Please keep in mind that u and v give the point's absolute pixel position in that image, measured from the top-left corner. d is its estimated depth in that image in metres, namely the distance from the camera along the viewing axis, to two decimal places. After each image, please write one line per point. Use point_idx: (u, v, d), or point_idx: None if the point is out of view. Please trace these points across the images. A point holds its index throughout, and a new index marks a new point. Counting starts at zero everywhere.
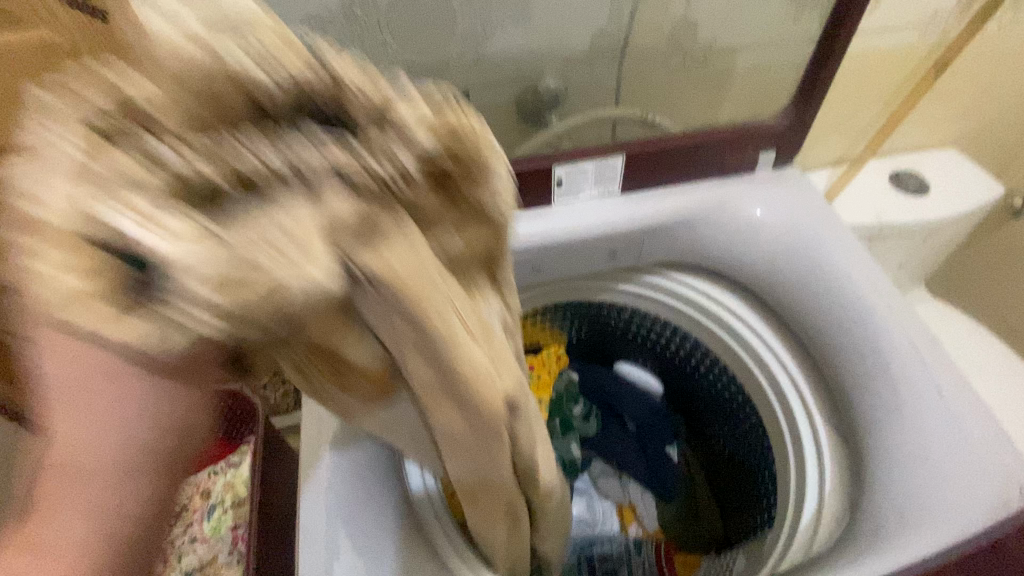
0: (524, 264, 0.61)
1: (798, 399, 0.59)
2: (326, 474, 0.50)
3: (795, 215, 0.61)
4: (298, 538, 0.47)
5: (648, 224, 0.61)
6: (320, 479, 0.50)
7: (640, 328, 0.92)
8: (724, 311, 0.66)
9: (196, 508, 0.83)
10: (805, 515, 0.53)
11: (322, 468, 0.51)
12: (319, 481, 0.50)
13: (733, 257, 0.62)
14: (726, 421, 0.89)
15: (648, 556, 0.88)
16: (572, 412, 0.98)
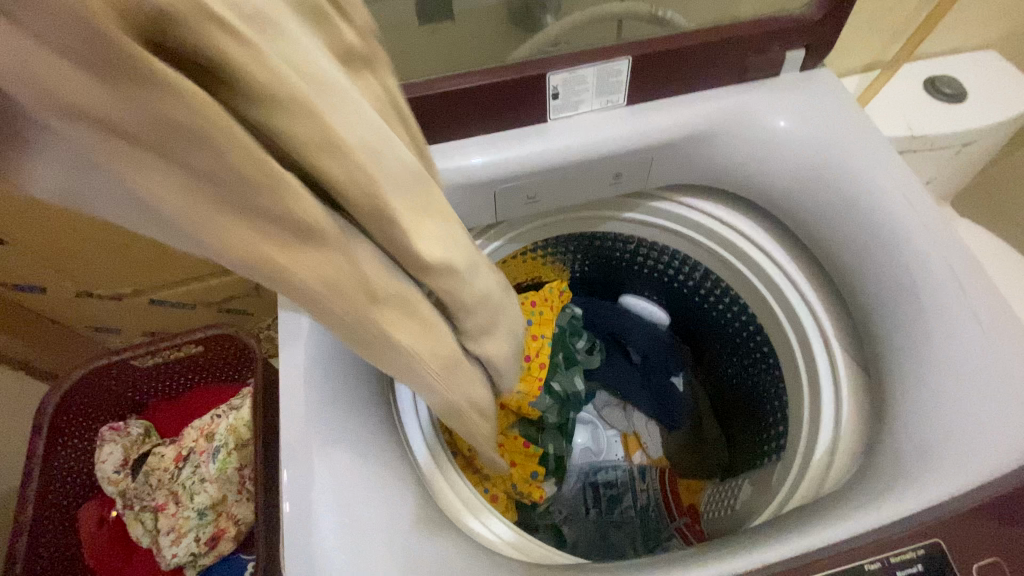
0: (518, 191, 0.55)
1: (817, 329, 0.55)
2: (310, 382, 0.43)
3: (824, 124, 0.54)
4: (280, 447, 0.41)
5: (656, 141, 0.54)
6: (302, 388, 0.43)
7: (647, 258, 0.88)
8: (739, 238, 0.61)
9: (202, 450, 0.83)
10: (818, 449, 0.51)
11: (303, 376, 0.43)
12: (300, 389, 0.43)
13: (752, 177, 0.56)
14: (734, 351, 0.87)
15: (653, 484, 0.91)
16: (576, 345, 0.94)
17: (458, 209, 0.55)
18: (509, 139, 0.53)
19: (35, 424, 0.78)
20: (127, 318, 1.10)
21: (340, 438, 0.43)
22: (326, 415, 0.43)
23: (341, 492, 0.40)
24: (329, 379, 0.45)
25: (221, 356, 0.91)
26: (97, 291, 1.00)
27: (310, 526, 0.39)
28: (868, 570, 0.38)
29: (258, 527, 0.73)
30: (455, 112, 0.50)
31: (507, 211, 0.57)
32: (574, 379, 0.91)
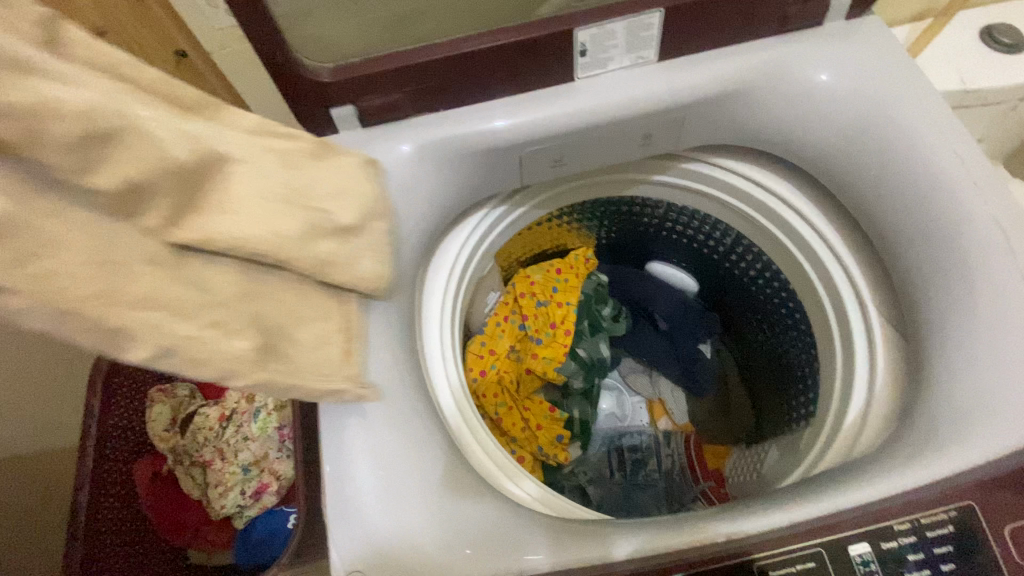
0: (545, 154, 0.54)
1: (851, 292, 0.54)
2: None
3: (868, 77, 0.50)
4: (322, 393, 0.43)
5: (687, 100, 0.52)
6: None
7: (675, 224, 0.86)
8: (773, 200, 0.59)
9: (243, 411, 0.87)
10: (849, 415, 0.51)
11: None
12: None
13: (789, 137, 0.53)
14: (763, 317, 0.85)
15: (678, 449, 0.92)
16: (601, 312, 0.94)
17: (482, 174, 0.54)
18: (535, 100, 0.51)
19: (91, 385, 0.83)
20: None
21: (382, 382, 0.44)
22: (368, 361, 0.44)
23: (377, 436, 0.42)
24: (372, 326, 0.46)
25: None
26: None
27: (352, 465, 0.41)
28: (896, 530, 0.40)
29: (298, 483, 0.77)
30: (481, 73, 0.49)
31: (532, 175, 0.57)
32: (599, 345, 0.92)
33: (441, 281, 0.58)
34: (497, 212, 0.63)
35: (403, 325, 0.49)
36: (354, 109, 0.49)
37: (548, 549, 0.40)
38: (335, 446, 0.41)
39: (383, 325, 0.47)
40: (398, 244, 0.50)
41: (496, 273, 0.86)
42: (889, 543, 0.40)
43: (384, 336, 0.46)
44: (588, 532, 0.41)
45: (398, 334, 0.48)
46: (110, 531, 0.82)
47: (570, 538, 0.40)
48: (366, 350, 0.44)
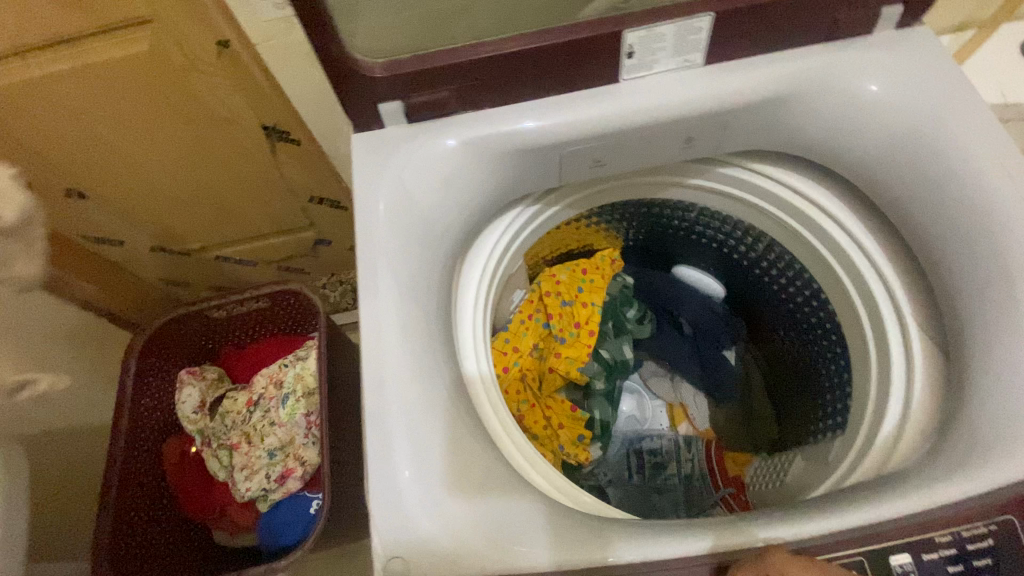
0: (585, 155, 0.54)
1: (889, 302, 0.53)
2: (395, 320, 0.46)
3: (919, 88, 0.49)
4: (365, 382, 0.43)
5: (730, 104, 0.52)
6: (390, 326, 0.45)
7: (706, 228, 0.86)
8: (812, 209, 0.59)
9: (271, 396, 0.90)
10: (885, 426, 0.50)
11: (390, 315, 0.46)
12: (388, 325, 0.45)
13: (835, 146, 0.53)
14: (792, 325, 0.85)
15: (698, 455, 0.91)
16: (627, 315, 0.94)
17: (523, 173, 0.55)
18: (579, 100, 0.52)
19: (126, 366, 0.85)
20: (191, 272, 1.26)
21: (423, 372, 0.45)
22: (410, 352, 0.45)
23: (416, 428, 0.43)
24: (413, 319, 0.47)
25: (286, 310, 0.97)
26: (168, 246, 1.15)
27: (394, 453, 0.41)
28: (939, 542, 0.39)
29: (323, 468, 0.79)
30: (528, 72, 0.50)
31: (570, 175, 0.57)
32: (623, 347, 0.92)
33: (475, 278, 0.59)
34: (532, 210, 0.64)
35: (442, 319, 0.50)
36: (401, 105, 0.50)
37: (584, 544, 0.40)
38: (376, 434, 0.42)
39: (423, 318, 0.48)
40: (439, 239, 0.51)
41: (523, 272, 0.87)
42: (931, 555, 0.39)
43: (425, 329, 0.47)
44: (623, 530, 0.41)
45: (437, 327, 0.49)
46: (140, 508, 0.85)
47: (604, 534, 0.41)
48: (407, 340, 0.45)
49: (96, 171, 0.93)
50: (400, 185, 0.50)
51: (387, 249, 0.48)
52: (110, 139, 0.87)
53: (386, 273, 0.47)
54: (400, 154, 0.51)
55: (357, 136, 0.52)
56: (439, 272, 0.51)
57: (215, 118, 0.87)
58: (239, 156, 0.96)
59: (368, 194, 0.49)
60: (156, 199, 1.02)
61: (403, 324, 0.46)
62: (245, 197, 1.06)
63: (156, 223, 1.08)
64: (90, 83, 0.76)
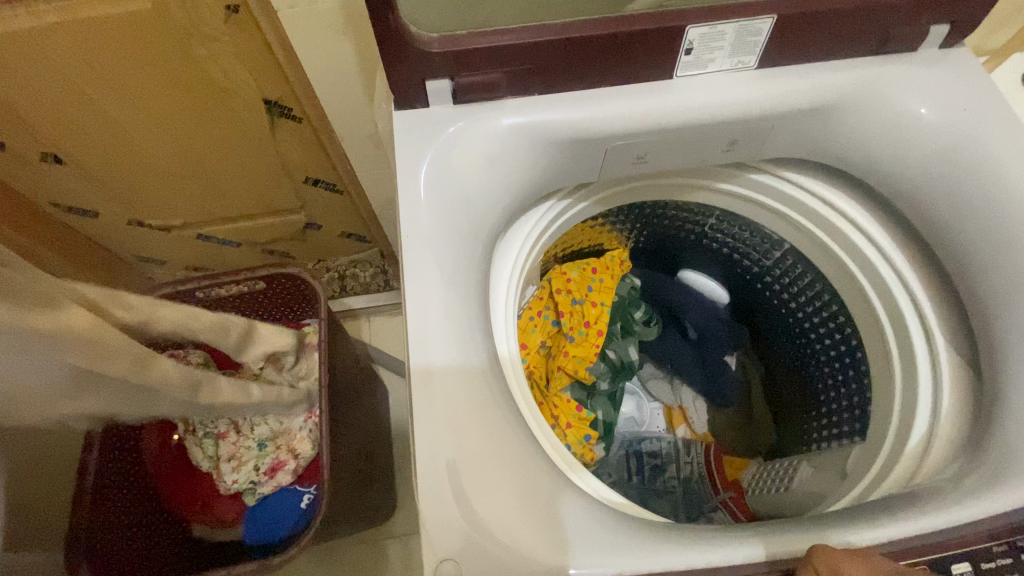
0: (630, 151, 0.54)
1: (915, 317, 0.55)
2: (440, 310, 0.44)
3: (963, 108, 0.50)
4: (412, 374, 0.42)
5: (781, 109, 0.52)
6: (435, 317, 0.43)
7: (717, 235, 0.87)
8: (840, 219, 0.59)
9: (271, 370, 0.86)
10: (912, 438, 0.52)
11: (435, 304, 0.44)
12: (433, 316, 0.43)
13: (877, 163, 0.53)
14: (796, 336, 0.86)
15: (697, 458, 0.92)
16: (633, 316, 0.94)
17: (567, 165, 0.53)
18: (632, 92, 0.51)
19: None
20: (170, 249, 1.19)
21: (467, 366, 0.43)
22: (457, 345, 0.43)
23: (464, 425, 0.41)
24: (458, 308, 0.45)
25: (280, 295, 0.93)
26: (148, 221, 1.09)
27: (444, 447, 0.40)
28: (995, 551, 0.39)
29: (325, 460, 0.76)
30: (583, 61, 0.48)
31: (611, 170, 0.56)
32: (628, 348, 0.92)
33: (506, 270, 0.57)
34: (563, 205, 0.62)
35: (484, 311, 0.48)
36: (451, 84, 0.48)
37: (633, 546, 0.39)
38: (423, 430, 0.40)
39: (467, 308, 0.46)
40: (481, 227, 0.49)
41: (537, 268, 0.84)
42: (987, 564, 0.39)
43: (470, 321, 0.45)
44: (673, 532, 0.41)
45: (480, 319, 0.47)
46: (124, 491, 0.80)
47: (656, 536, 0.40)
48: (452, 331, 0.43)
49: (78, 136, 0.86)
50: (445, 169, 0.48)
51: (432, 235, 0.45)
52: (98, 103, 0.81)
53: (430, 260, 0.45)
54: (446, 137, 0.48)
55: (399, 115, 0.49)
56: (480, 262, 0.49)
57: (216, 88, 0.82)
58: (237, 129, 0.90)
59: (411, 176, 0.47)
60: (141, 171, 0.96)
61: (449, 317, 0.44)
62: (239, 174, 1.01)
63: (139, 195, 1.02)
64: (84, 41, 0.70)
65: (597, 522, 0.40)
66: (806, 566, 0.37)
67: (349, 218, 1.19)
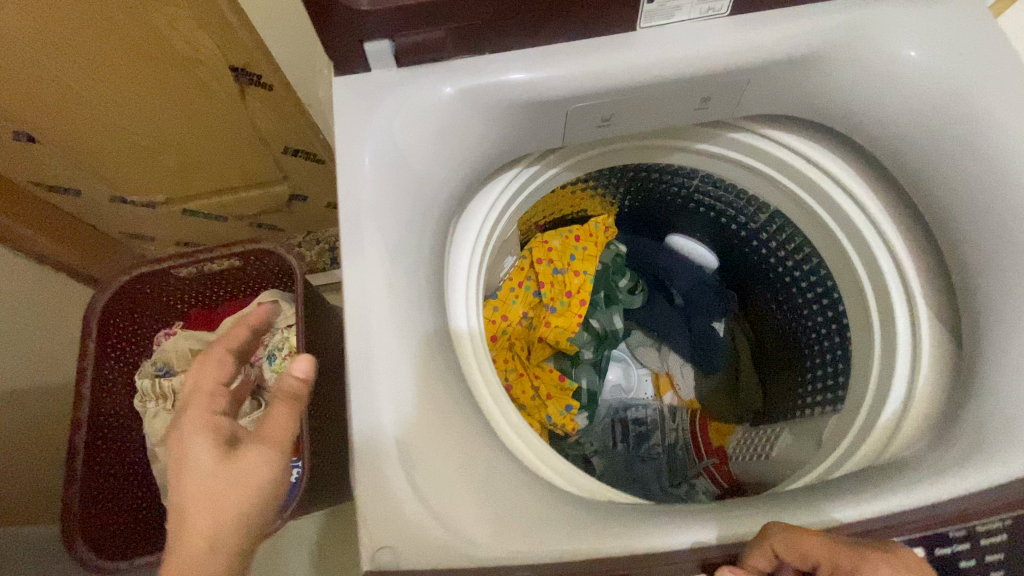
0: (594, 111, 0.50)
1: (897, 284, 0.52)
2: (383, 287, 0.42)
3: (954, 52, 0.46)
4: (349, 355, 0.40)
5: (758, 60, 0.47)
6: (378, 296, 0.41)
7: (705, 196, 0.83)
8: (824, 178, 0.56)
9: (258, 356, 0.87)
10: (885, 411, 0.50)
11: (377, 281, 0.42)
12: (374, 293, 0.41)
13: (861, 117, 0.49)
14: (786, 301, 0.84)
15: (683, 424, 0.92)
16: (617, 283, 0.92)
17: (526, 130, 0.50)
18: (592, 48, 0.47)
19: (86, 325, 0.81)
20: (157, 225, 1.18)
21: (413, 346, 0.41)
22: (402, 326, 0.41)
23: (408, 402, 0.39)
24: (405, 286, 0.43)
25: (259, 270, 0.91)
26: (130, 197, 1.07)
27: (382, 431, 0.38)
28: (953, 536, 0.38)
29: (303, 436, 0.77)
30: (534, 13, 0.44)
31: (576, 134, 0.52)
32: (613, 317, 0.90)
33: (468, 244, 0.54)
34: (531, 171, 0.59)
35: (434, 288, 0.46)
36: (390, 45, 0.44)
37: (579, 534, 0.38)
38: (365, 406, 0.39)
39: (415, 286, 0.44)
40: (432, 201, 0.46)
41: (516, 237, 0.82)
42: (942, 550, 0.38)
43: (418, 299, 0.43)
44: (625, 519, 0.40)
45: (432, 300, 0.45)
46: (223, 358, 0.47)
47: (605, 526, 0.39)
48: (396, 309, 0.41)
49: (46, 112, 0.83)
50: (387, 140, 0.45)
51: (374, 209, 0.43)
52: (62, 79, 0.78)
53: (373, 236, 0.42)
54: (389, 104, 0.45)
55: (338, 81, 0.46)
56: (432, 238, 0.47)
57: (178, 57, 0.78)
58: (206, 99, 0.87)
59: (354, 148, 0.44)
60: (115, 146, 0.94)
61: (390, 297, 0.42)
62: (215, 145, 0.98)
63: (117, 170, 0.99)
64: (30, 13, 0.66)
65: (544, 509, 0.40)
66: (764, 546, 0.37)
67: (331, 187, 1.15)
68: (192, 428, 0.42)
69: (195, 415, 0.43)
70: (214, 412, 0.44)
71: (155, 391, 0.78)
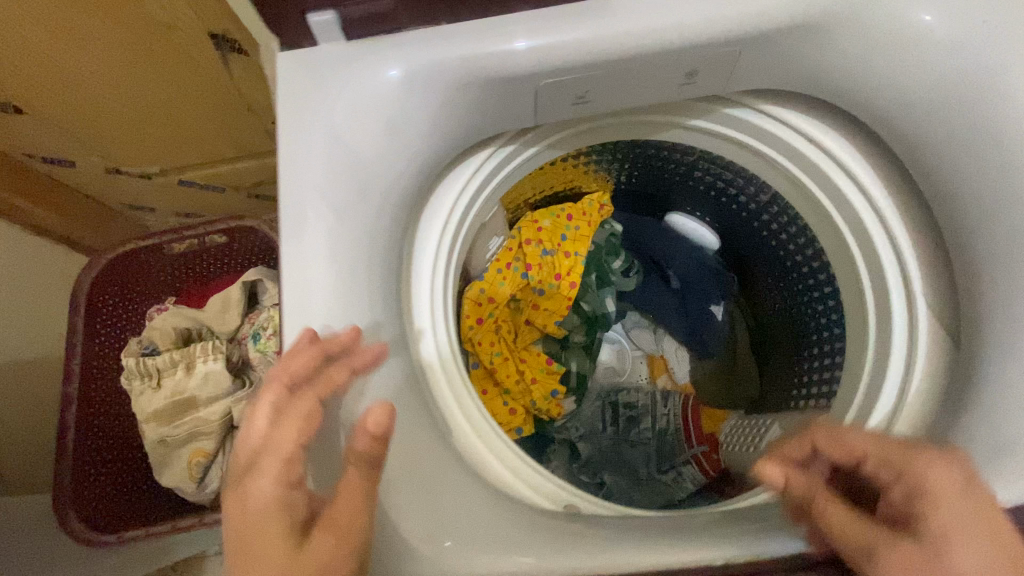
0: (568, 88, 0.46)
1: (898, 281, 0.48)
2: (325, 285, 0.41)
3: (980, 19, 0.40)
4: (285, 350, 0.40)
5: (751, 27, 0.42)
6: (317, 302, 0.40)
7: (706, 174, 0.77)
8: (828, 161, 0.51)
9: (245, 334, 0.83)
10: (873, 418, 0.47)
11: (319, 277, 0.40)
12: (315, 289, 0.40)
13: (864, 93, 0.44)
14: (787, 286, 0.80)
15: (674, 409, 0.89)
16: (611, 265, 0.88)
17: (492, 110, 0.46)
18: (563, 17, 0.42)
19: (73, 301, 0.82)
20: (157, 197, 1.11)
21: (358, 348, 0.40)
22: (342, 332, 0.41)
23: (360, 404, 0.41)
24: (351, 284, 0.41)
25: (244, 251, 0.90)
26: (126, 169, 1.00)
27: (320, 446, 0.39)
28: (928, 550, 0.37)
29: None
30: None
31: (549, 112, 0.48)
32: (604, 299, 0.88)
33: (435, 231, 0.51)
34: (506, 151, 0.55)
35: (385, 286, 0.44)
36: (336, 16, 0.40)
37: (526, 557, 0.41)
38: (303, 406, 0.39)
39: (360, 284, 0.42)
40: (385, 191, 0.43)
41: (502, 215, 0.78)
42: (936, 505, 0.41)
43: (364, 302, 0.42)
44: (578, 545, 0.42)
45: (382, 298, 0.44)
46: (289, 391, 0.38)
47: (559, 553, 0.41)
48: (335, 309, 0.40)
49: (23, 81, 0.76)
50: (332, 125, 0.41)
51: (319, 203, 0.41)
52: (35, 43, 0.71)
53: (314, 230, 0.40)
54: (337, 82, 0.42)
55: (284, 56, 0.42)
56: (386, 231, 0.44)
57: (156, 20, 0.71)
58: (191, 66, 0.80)
59: (297, 132, 0.41)
60: (104, 119, 0.87)
61: (330, 307, 0.41)
62: (208, 118, 0.91)
63: (110, 143, 0.93)
64: None
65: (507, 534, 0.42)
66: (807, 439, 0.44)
67: None
68: (259, 505, 0.34)
69: (264, 468, 0.35)
70: (288, 484, 0.35)
71: (140, 369, 0.77)
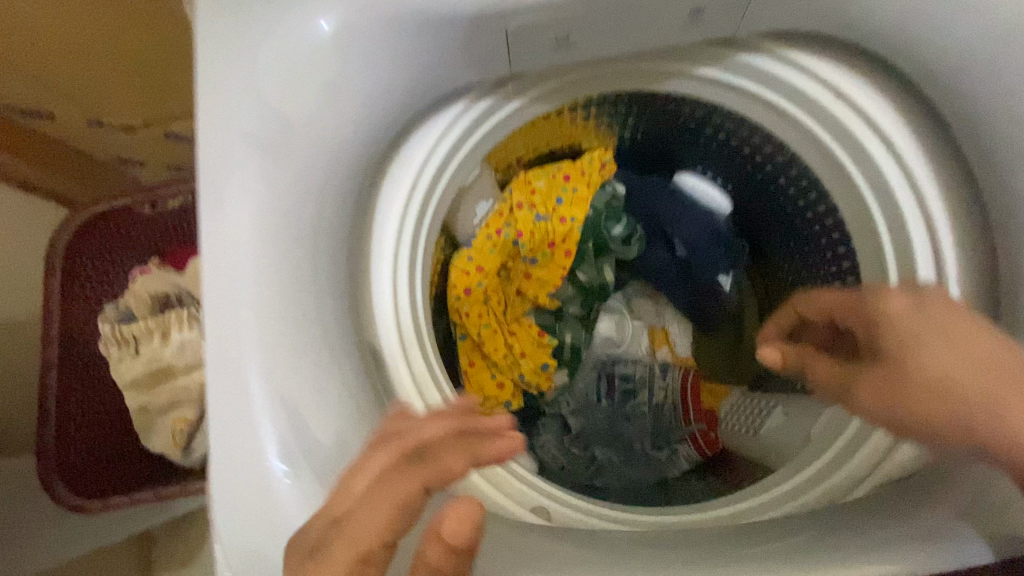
0: (542, 29, 0.39)
1: (923, 245, 0.46)
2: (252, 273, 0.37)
3: None
4: (211, 354, 0.36)
5: None
6: (241, 291, 0.36)
7: (720, 129, 0.69)
8: (853, 116, 0.48)
9: None
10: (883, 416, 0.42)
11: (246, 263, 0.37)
12: (241, 277, 0.37)
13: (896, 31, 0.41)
14: (803, 257, 0.74)
15: (673, 383, 0.83)
16: (612, 233, 0.80)
17: (455, 55, 0.39)
18: None
19: (48, 266, 0.80)
20: (149, 151, 0.97)
21: (300, 341, 0.38)
22: (273, 320, 0.37)
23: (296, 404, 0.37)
24: (288, 269, 0.38)
25: None
26: (108, 119, 0.86)
27: (251, 440, 0.36)
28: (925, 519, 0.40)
29: None
30: None
31: (524, 58, 0.41)
32: (603, 269, 0.81)
33: (398, 200, 0.45)
34: (482, 105, 0.48)
35: (328, 273, 0.41)
36: None
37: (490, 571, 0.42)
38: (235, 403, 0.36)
39: (297, 269, 0.38)
40: (322, 162, 0.38)
41: (488, 176, 0.71)
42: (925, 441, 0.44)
43: (301, 289, 0.39)
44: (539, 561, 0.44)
45: (325, 284, 0.40)
46: (405, 459, 0.35)
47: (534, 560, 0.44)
48: (268, 299, 0.37)
49: None
50: (261, 83, 0.36)
51: (243, 175, 0.36)
52: None
53: (239, 208, 0.36)
54: (265, 29, 0.36)
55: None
56: (328, 206, 0.40)
57: None
58: None
59: (225, 91, 0.37)
60: (52, 61, 0.74)
61: (261, 295, 0.37)
62: (171, 47, 0.77)
63: (70, 94, 0.80)
64: None
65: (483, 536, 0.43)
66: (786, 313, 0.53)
67: None
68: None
69: (337, 548, 0.31)
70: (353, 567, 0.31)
71: (116, 337, 0.75)
